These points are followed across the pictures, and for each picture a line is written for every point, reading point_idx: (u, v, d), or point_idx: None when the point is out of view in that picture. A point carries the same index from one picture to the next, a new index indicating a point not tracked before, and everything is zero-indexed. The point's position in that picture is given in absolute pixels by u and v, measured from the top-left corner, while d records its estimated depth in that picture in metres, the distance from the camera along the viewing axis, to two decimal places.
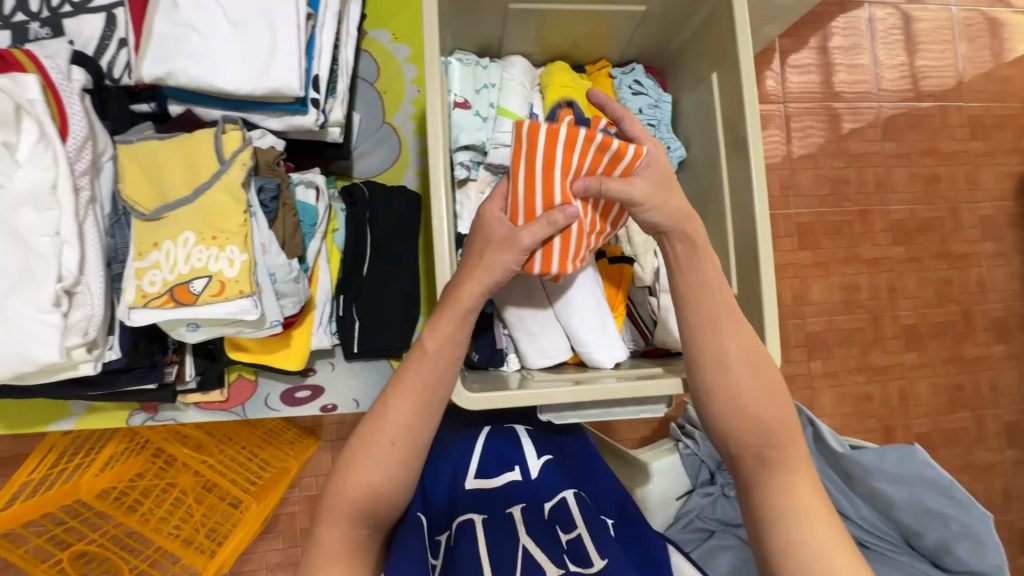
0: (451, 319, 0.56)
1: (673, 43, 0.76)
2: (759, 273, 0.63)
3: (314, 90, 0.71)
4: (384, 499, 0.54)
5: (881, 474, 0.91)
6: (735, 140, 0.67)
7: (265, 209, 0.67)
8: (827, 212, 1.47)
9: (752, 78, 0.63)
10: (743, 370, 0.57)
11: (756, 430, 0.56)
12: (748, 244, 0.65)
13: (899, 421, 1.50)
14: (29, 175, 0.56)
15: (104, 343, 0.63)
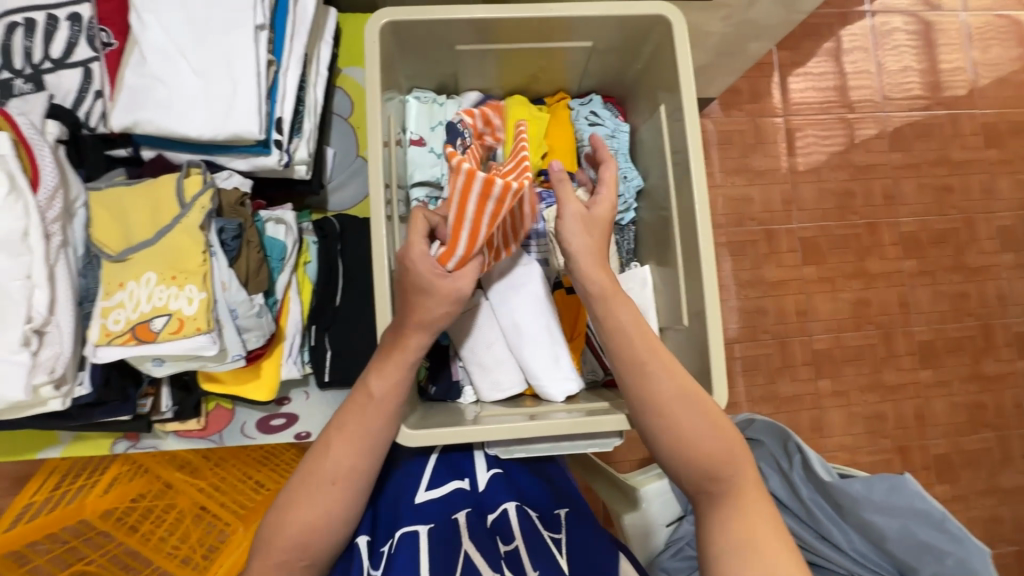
0: (396, 366, 0.57)
1: (631, 73, 0.77)
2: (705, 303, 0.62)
3: (277, 132, 0.74)
4: (323, 536, 0.56)
5: (870, 504, 0.84)
6: (681, 169, 0.66)
7: (226, 248, 0.70)
8: (831, 226, 1.43)
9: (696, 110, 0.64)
10: (683, 406, 0.56)
11: (698, 468, 0.56)
12: (696, 274, 0.64)
13: (916, 442, 1.43)
14: (2, 225, 0.60)
15: (75, 379, 0.67)
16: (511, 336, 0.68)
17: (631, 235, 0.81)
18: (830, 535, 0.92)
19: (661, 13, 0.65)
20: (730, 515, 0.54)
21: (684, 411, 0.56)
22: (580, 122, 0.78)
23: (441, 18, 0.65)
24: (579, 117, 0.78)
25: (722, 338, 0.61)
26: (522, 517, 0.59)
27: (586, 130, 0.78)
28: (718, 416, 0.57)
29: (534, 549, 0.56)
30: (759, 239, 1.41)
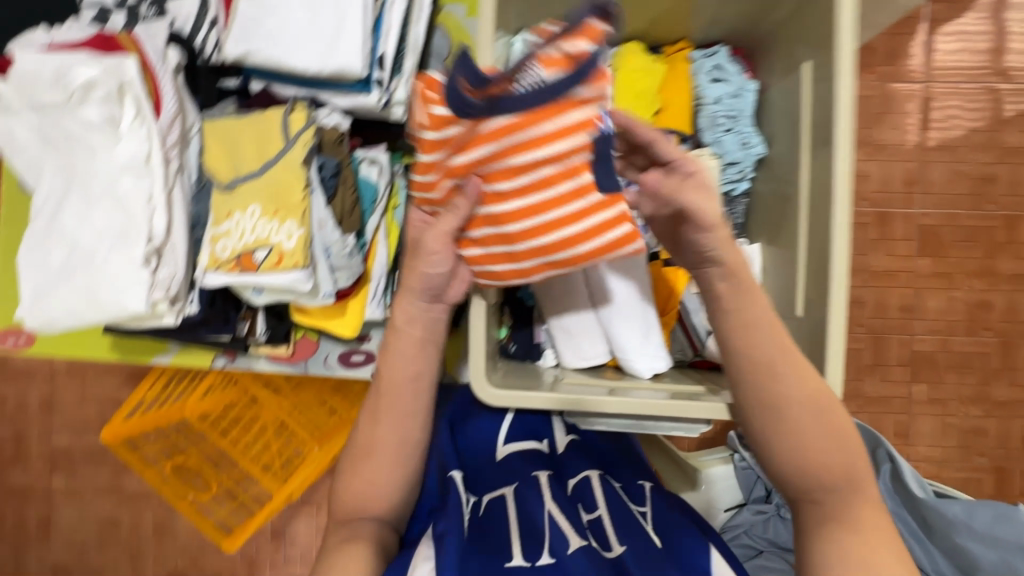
0: (409, 340, 0.58)
1: (768, 23, 0.67)
2: (829, 296, 0.55)
3: (379, 70, 0.72)
4: (381, 501, 0.57)
5: (967, 529, 0.81)
6: (822, 138, 0.57)
7: (325, 185, 0.71)
8: (961, 216, 1.25)
9: (852, 69, 0.53)
10: (800, 411, 0.50)
11: (809, 480, 0.51)
12: (821, 264, 0.56)
13: (1019, 465, 1.27)
14: (129, 147, 0.63)
15: (186, 298, 0.72)
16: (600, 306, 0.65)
17: (740, 208, 0.74)
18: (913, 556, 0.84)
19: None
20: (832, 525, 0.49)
21: (805, 415, 0.50)
22: (700, 77, 0.71)
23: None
24: (701, 71, 0.71)
25: (843, 341, 0.54)
26: (606, 487, 0.58)
27: (706, 87, 0.70)
28: (840, 422, 0.51)
29: (620, 520, 0.55)
30: (871, 223, 1.26)
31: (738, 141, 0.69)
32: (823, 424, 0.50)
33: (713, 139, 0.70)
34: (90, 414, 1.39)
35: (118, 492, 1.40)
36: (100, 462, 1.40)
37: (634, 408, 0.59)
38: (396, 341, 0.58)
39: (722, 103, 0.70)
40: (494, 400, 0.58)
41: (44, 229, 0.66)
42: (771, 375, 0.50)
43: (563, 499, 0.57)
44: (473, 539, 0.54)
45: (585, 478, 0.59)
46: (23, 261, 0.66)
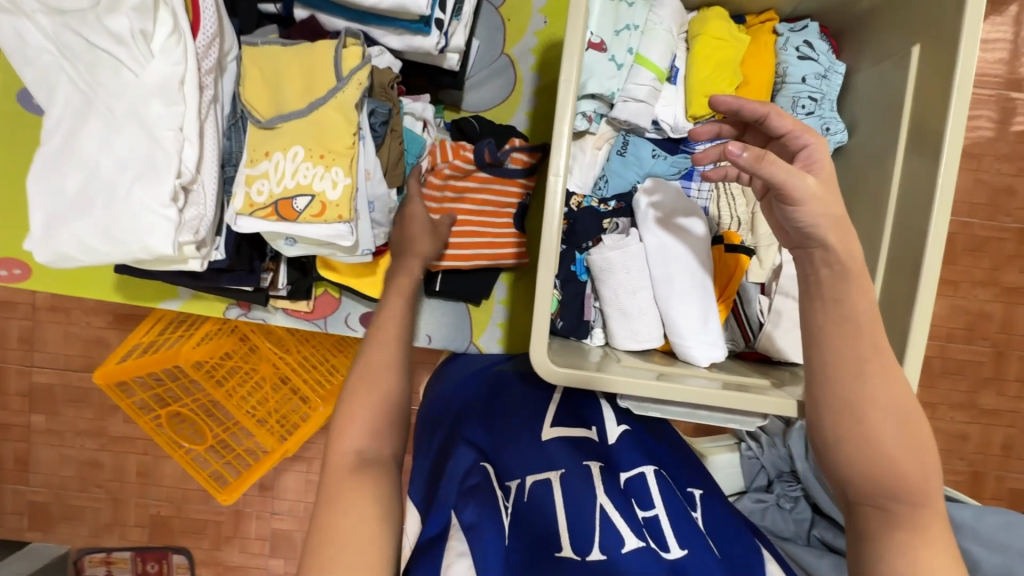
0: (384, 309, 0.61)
1: (864, 1, 0.62)
2: (913, 298, 0.52)
3: (440, 10, 0.66)
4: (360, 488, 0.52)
5: (972, 533, 0.77)
6: (923, 130, 0.54)
7: (374, 133, 0.65)
8: (975, 225, 1.24)
9: (974, 55, 0.50)
10: (880, 409, 0.49)
11: (882, 488, 0.49)
12: (907, 262, 0.54)
13: (992, 470, 1.31)
14: (161, 67, 0.57)
15: (212, 244, 0.66)
16: (660, 286, 0.62)
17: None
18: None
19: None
20: (891, 529, 0.48)
21: (884, 420, 0.49)
22: (787, 53, 0.66)
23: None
24: (787, 47, 0.66)
25: (923, 343, 0.52)
26: (662, 484, 0.53)
27: (794, 63, 0.65)
28: (919, 430, 0.49)
29: (678, 521, 0.50)
30: None
31: (820, 125, 0.65)
32: (903, 433, 0.49)
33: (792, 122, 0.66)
34: (76, 353, 1.32)
35: (103, 435, 1.35)
36: (85, 403, 1.34)
37: (696, 397, 0.56)
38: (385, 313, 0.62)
39: (808, 83, 0.65)
40: (554, 377, 0.55)
41: (58, 152, 0.59)
42: (852, 375, 0.49)
43: (616, 494, 0.52)
44: (512, 527, 0.50)
45: (640, 473, 0.54)
46: (32, 185, 0.59)
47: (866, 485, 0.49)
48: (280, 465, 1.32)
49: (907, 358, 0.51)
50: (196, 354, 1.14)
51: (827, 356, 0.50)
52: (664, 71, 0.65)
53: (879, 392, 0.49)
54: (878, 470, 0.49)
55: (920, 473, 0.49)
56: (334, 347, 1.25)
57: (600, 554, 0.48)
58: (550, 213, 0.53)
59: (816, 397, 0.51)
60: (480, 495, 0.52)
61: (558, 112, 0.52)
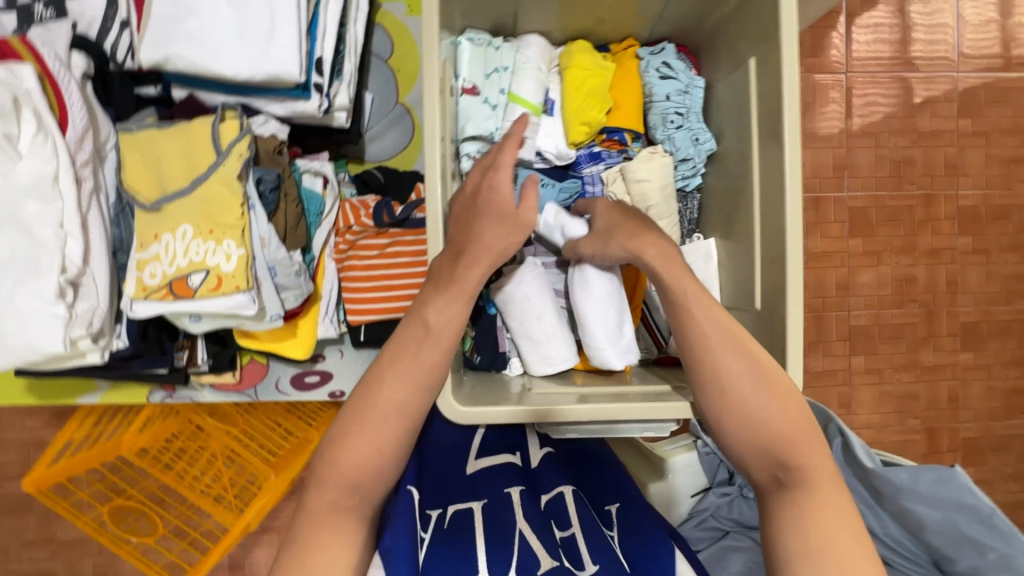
0: (451, 298, 0.53)
1: (711, 21, 0.68)
2: (786, 285, 0.56)
3: (318, 74, 0.68)
4: (374, 474, 0.52)
5: (914, 494, 0.80)
6: (769, 130, 0.59)
7: (265, 200, 0.65)
8: (884, 197, 1.33)
9: (795, 63, 0.55)
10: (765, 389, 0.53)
11: (765, 450, 0.53)
12: (775, 254, 0.58)
13: (945, 423, 1.38)
14: (31, 167, 0.56)
15: (111, 332, 0.66)
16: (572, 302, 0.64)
17: (694, 203, 0.75)
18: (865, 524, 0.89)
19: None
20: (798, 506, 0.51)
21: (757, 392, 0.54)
22: (649, 74, 0.71)
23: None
24: (649, 69, 0.71)
25: (800, 325, 0.56)
26: (580, 503, 0.55)
27: (655, 83, 0.70)
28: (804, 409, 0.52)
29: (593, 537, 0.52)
30: (806, 207, 1.32)
31: (690, 137, 0.70)
32: (772, 397, 0.54)
33: (664, 136, 0.71)
34: (10, 461, 1.25)
35: (51, 542, 1.27)
36: (27, 511, 1.26)
37: (604, 414, 0.57)
38: (437, 313, 0.53)
39: (672, 100, 0.70)
40: (466, 418, 0.56)
41: None
42: (717, 356, 0.54)
43: (536, 516, 0.53)
44: (432, 553, 0.50)
45: (559, 494, 0.56)
46: None
47: (754, 452, 0.54)
48: (246, 540, 1.27)
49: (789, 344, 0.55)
50: (139, 441, 1.09)
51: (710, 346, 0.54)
52: (537, 106, 0.69)
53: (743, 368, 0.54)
54: (758, 434, 0.54)
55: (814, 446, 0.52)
56: (285, 411, 1.22)
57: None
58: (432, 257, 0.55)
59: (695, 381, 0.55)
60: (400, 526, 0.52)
61: (428, 161, 0.53)
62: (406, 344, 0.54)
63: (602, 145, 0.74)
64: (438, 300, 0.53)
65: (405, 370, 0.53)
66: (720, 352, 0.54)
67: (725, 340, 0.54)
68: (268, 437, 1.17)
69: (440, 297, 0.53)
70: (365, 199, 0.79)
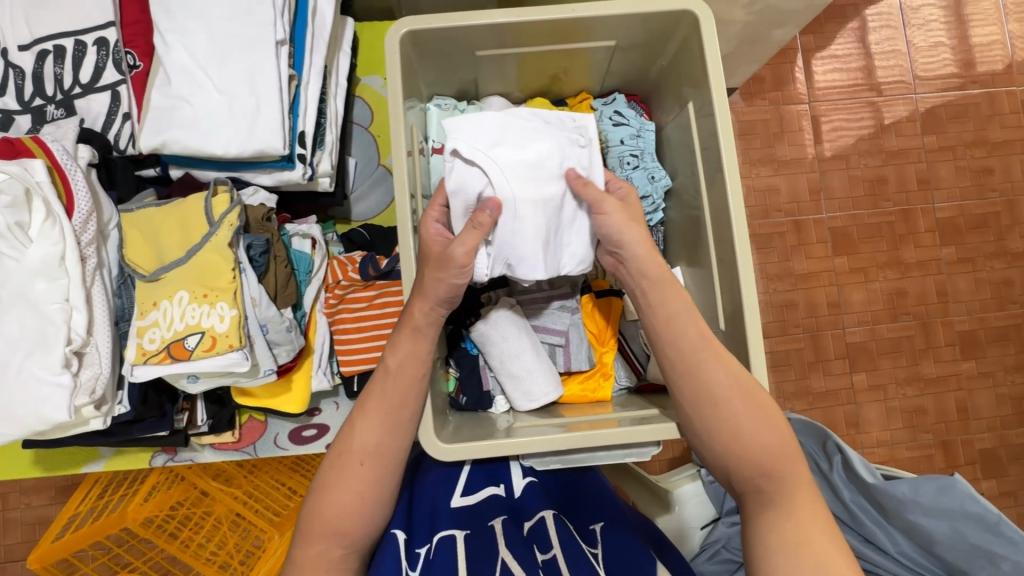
0: (409, 338, 0.57)
1: (653, 71, 0.75)
2: (743, 303, 0.59)
3: (300, 146, 0.74)
4: (359, 518, 0.55)
5: (916, 506, 0.76)
6: (712, 163, 0.64)
7: (255, 263, 0.71)
8: (863, 215, 1.38)
9: (727, 105, 0.61)
10: (736, 405, 0.55)
11: (752, 462, 0.54)
12: (731, 275, 0.62)
13: (958, 435, 1.36)
14: (41, 250, 0.62)
15: (114, 399, 0.69)
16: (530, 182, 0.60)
17: (660, 235, 0.80)
18: (873, 537, 0.85)
19: (686, 8, 0.63)
20: (772, 517, 0.53)
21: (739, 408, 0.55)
22: (603, 122, 0.77)
23: (458, 27, 0.64)
24: (603, 118, 0.77)
25: (760, 340, 0.59)
26: (560, 527, 0.56)
27: (609, 130, 0.76)
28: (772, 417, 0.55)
29: (573, 559, 0.53)
30: (787, 231, 1.36)
31: (646, 175, 0.75)
32: (754, 408, 0.55)
33: (623, 176, 0.76)
34: (15, 541, 1.25)
35: None
36: None
37: (586, 441, 0.60)
38: (395, 355, 0.57)
39: (626, 144, 0.76)
40: (450, 454, 0.58)
41: None
42: (702, 372, 0.55)
43: (518, 544, 0.54)
44: None
45: (540, 519, 0.57)
46: None
47: (742, 465, 0.55)
48: None
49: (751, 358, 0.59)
50: (144, 510, 1.09)
51: (677, 369, 0.57)
52: None
53: (725, 384, 0.55)
54: (740, 448, 0.54)
55: (783, 456, 0.54)
56: (287, 470, 1.21)
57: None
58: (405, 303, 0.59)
59: (676, 396, 0.57)
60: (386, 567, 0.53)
61: (399, 216, 0.59)
62: (373, 388, 0.57)
63: None
64: (400, 342, 0.57)
65: (373, 414, 0.56)
66: (696, 367, 0.55)
67: (700, 358, 0.56)
68: (271, 499, 1.16)
69: (401, 339, 0.57)
70: (351, 255, 0.84)
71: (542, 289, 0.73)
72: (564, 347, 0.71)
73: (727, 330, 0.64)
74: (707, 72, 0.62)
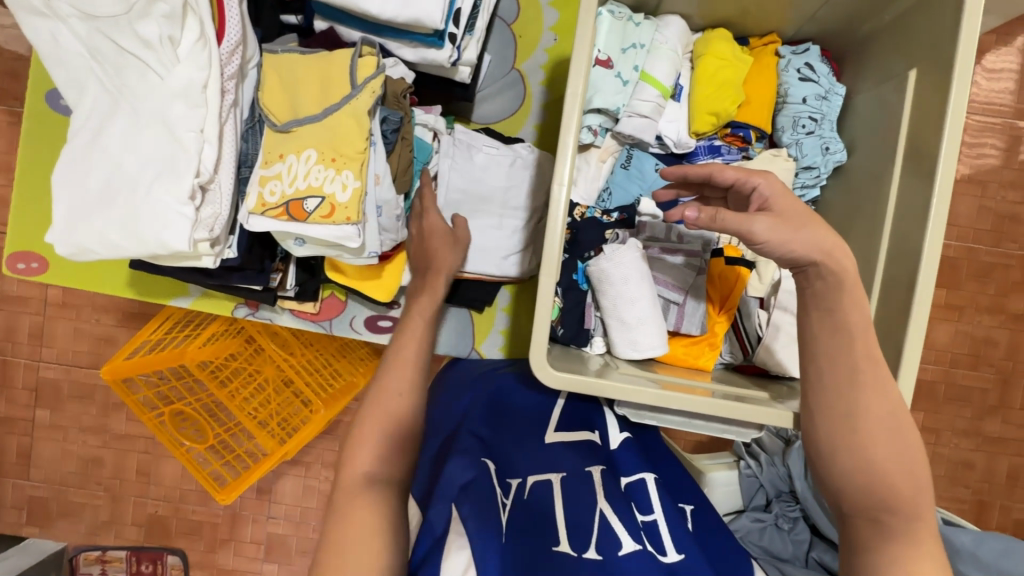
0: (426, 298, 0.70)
1: (865, 26, 0.64)
2: (911, 311, 0.53)
3: (454, 25, 0.69)
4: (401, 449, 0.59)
5: (971, 560, 0.71)
6: (918, 151, 0.56)
7: (385, 140, 0.68)
8: (981, 251, 1.24)
9: (967, 84, 0.51)
10: (863, 411, 0.51)
11: (878, 485, 0.51)
12: (901, 278, 0.55)
13: (998, 499, 1.28)
14: (187, 72, 0.60)
15: (225, 242, 0.68)
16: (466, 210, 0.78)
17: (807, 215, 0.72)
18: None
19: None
20: None
21: (877, 423, 0.51)
22: (788, 74, 0.68)
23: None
24: (789, 68, 0.68)
25: (917, 356, 0.53)
26: (660, 492, 0.57)
27: (793, 84, 0.68)
28: (896, 434, 0.51)
29: (672, 524, 0.54)
30: None
31: (819, 144, 0.67)
32: (892, 431, 0.51)
33: (792, 140, 0.69)
34: (83, 350, 1.34)
35: (105, 432, 1.36)
36: (91, 400, 1.35)
37: (696, 405, 0.56)
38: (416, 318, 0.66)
39: (808, 104, 0.67)
40: (551, 378, 0.56)
41: (85, 149, 0.62)
42: (844, 380, 0.51)
43: (616, 498, 0.56)
44: (513, 519, 0.54)
45: (640, 478, 0.58)
46: (59, 182, 0.63)
47: (864, 485, 0.52)
48: (280, 467, 1.32)
49: (900, 375, 0.53)
50: (204, 354, 1.13)
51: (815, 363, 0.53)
52: (669, 88, 0.68)
53: (871, 399, 0.51)
54: (866, 463, 0.51)
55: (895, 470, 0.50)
56: (336, 351, 1.24)
57: (595, 554, 0.51)
58: (552, 223, 0.54)
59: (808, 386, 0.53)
60: (482, 489, 0.55)
61: (564, 126, 0.54)
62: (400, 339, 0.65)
63: (722, 140, 0.72)
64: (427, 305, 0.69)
65: (401, 354, 0.64)
66: (833, 377, 0.52)
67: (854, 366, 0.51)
68: (318, 375, 1.19)
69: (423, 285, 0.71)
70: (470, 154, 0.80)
71: (670, 240, 0.68)
72: (679, 306, 0.67)
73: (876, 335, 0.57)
74: (954, 37, 0.52)
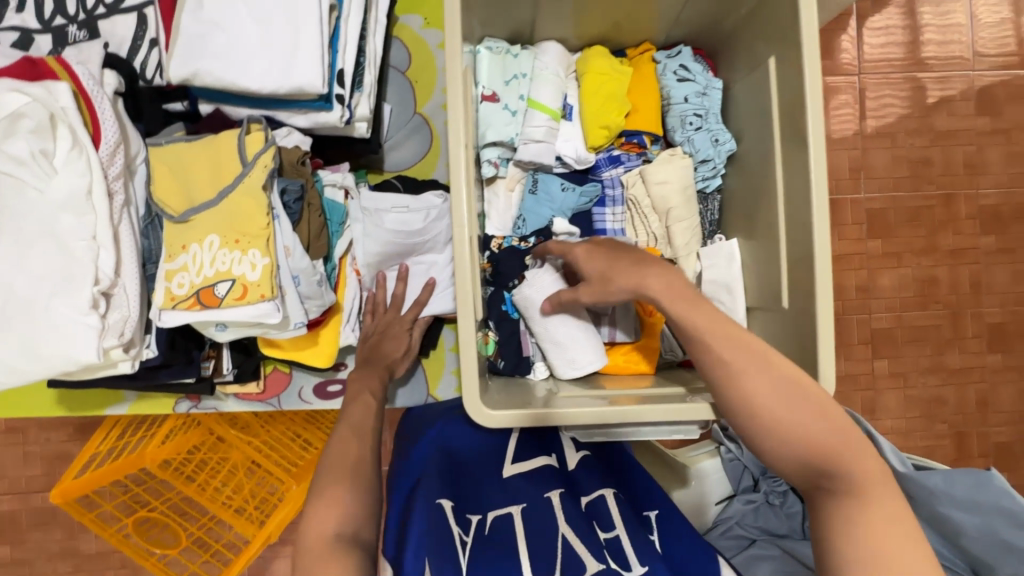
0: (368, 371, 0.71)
1: (727, 23, 0.68)
2: (818, 283, 0.54)
3: (339, 86, 0.69)
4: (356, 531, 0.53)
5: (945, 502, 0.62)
6: (793, 130, 0.58)
7: (289, 210, 0.67)
8: (903, 198, 1.30)
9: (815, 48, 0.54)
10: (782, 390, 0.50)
11: (819, 463, 0.49)
12: (802, 254, 0.57)
13: (975, 428, 1.33)
14: (67, 180, 0.58)
15: (142, 342, 0.66)
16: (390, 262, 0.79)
17: (715, 204, 0.75)
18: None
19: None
20: (831, 503, 0.49)
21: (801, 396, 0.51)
22: (667, 77, 0.72)
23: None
24: (667, 72, 0.72)
25: (830, 327, 0.54)
26: (621, 506, 0.57)
27: (673, 86, 0.71)
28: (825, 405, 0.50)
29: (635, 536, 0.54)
30: None
31: (709, 138, 0.70)
32: (805, 405, 0.49)
33: (684, 138, 0.71)
34: (36, 474, 1.26)
35: (75, 556, 1.27)
36: (52, 525, 1.26)
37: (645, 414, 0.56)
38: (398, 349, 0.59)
39: (690, 102, 0.70)
40: (493, 420, 0.54)
41: None
42: (739, 371, 0.49)
43: (577, 520, 0.55)
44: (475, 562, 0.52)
45: (599, 496, 0.58)
46: None
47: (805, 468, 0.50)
48: (268, 551, 1.26)
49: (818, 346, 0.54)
50: (163, 453, 1.08)
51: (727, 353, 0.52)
52: (557, 110, 0.70)
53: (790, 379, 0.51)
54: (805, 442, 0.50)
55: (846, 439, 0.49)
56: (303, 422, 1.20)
57: None
58: (458, 257, 0.54)
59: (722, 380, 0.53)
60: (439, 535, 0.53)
61: (451, 167, 0.54)
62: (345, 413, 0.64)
63: (620, 149, 0.75)
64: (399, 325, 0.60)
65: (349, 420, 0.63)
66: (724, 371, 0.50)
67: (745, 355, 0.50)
68: (287, 450, 1.15)
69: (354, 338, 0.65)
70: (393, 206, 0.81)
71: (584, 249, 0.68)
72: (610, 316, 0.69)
73: (793, 312, 0.59)
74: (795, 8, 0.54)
